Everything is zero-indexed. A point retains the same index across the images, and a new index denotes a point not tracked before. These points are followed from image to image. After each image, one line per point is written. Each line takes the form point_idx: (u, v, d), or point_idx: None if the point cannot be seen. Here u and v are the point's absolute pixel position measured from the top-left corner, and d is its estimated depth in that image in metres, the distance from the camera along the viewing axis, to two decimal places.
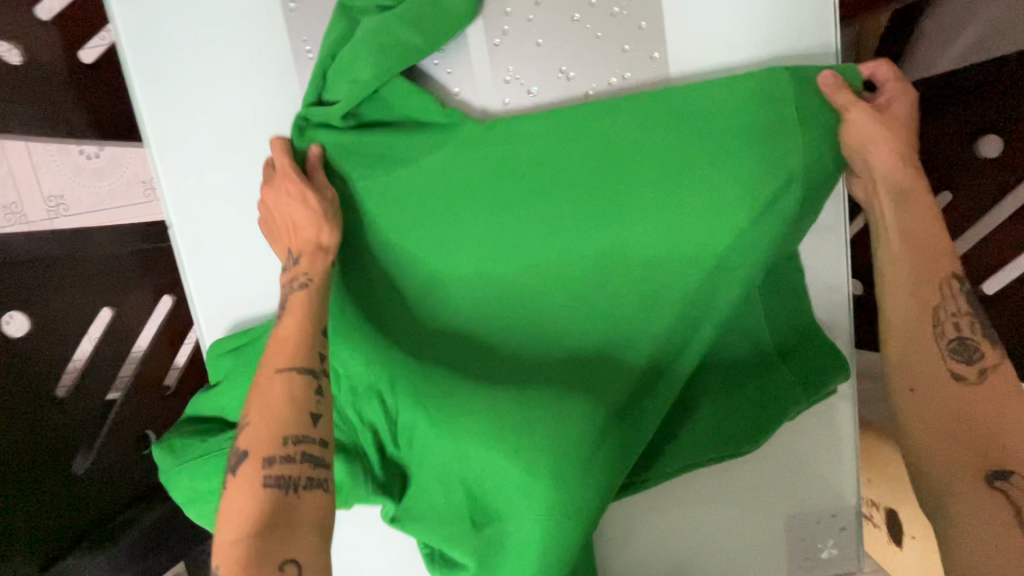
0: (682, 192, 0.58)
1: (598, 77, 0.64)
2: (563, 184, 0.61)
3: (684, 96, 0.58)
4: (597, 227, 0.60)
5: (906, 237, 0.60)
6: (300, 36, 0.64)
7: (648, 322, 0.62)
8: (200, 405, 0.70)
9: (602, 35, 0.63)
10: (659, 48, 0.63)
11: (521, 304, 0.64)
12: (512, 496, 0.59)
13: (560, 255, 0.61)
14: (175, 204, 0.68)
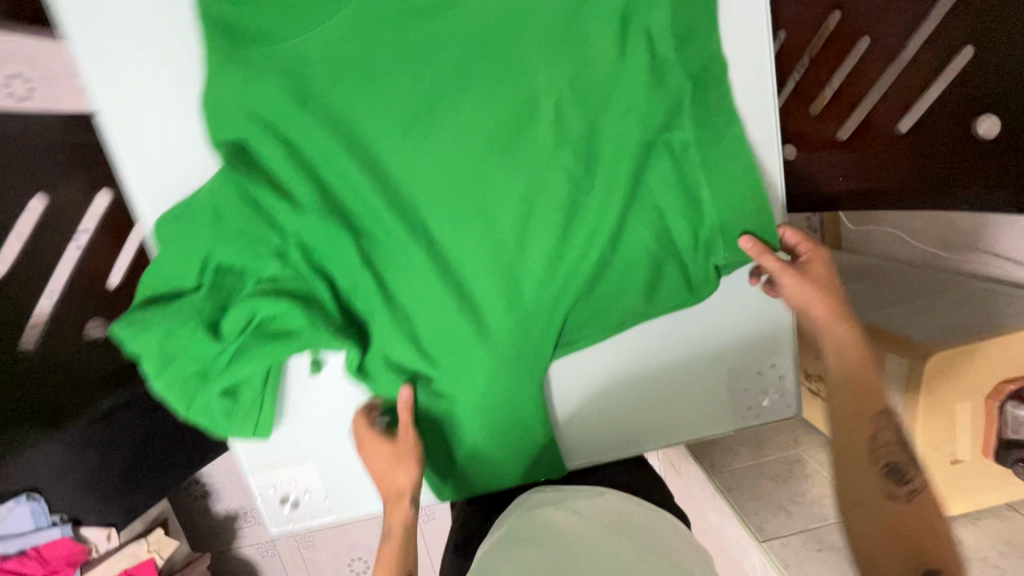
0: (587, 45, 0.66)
1: None
2: (484, 38, 0.65)
3: None
4: (515, 81, 0.66)
5: (808, 277, 0.71)
6: None
7: (568, 172, 0.69)
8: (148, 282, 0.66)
9: None
10: None
11: (454, 159, 0.68)
12: (456, 323, 0.70)
13: (495, 106, 0.66)
14: (93, 84, 0.65)
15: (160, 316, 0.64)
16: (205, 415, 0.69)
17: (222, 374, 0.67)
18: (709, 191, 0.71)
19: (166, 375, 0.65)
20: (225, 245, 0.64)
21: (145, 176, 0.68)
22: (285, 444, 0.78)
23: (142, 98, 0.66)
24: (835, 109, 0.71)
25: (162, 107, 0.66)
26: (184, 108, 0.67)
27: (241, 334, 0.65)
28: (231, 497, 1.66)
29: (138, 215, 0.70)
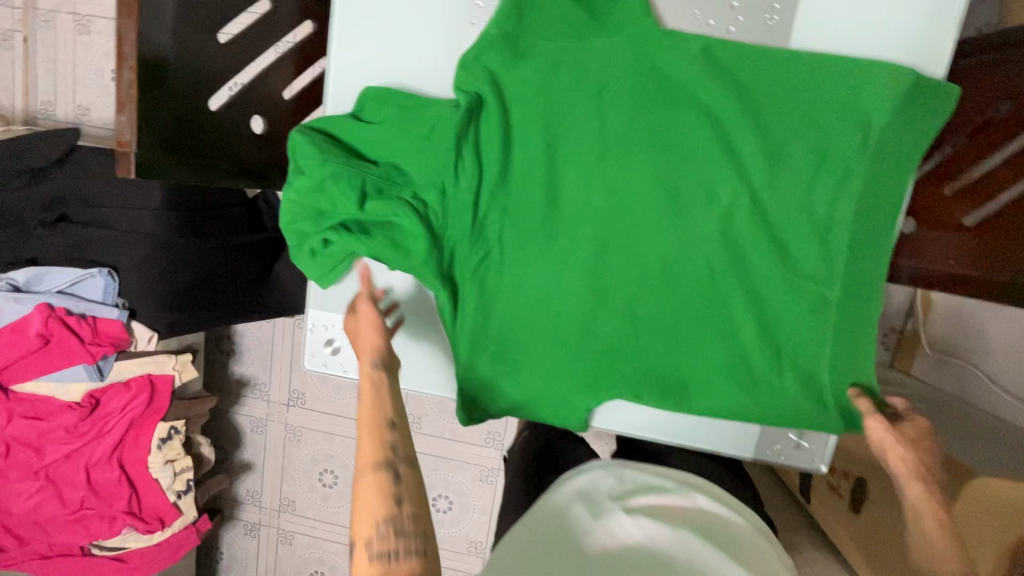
0: (798, 141, 0.69)
1: (754, 6, 0.70)
2: (719, 109, 0.70)
3: (826, 65, 0.68)
4: (719, 164, 0.70)
5: (901, 437, 0.69)
6: None
7: (717, 249, 0.72)
8: (334, 126, 0.72)
9: None
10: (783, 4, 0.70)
11: (632, 191, 0.73)
12: (549, 321, 0.77)
13: (693, 148, 0.71)
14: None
15: (330, 154, 0.67)
16: (297, 240, 0.72)
17: (332, 228, 0.69)
18: (839, 304, 0.71)
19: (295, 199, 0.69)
20: (417, 155, 0.69)
21: (350, 63, 0.78)
22: (357, 295, 0.84)
23: (386, 16, 0.77)
24: (970, 194, 0.74)
25: (393, 17, 0.76)
26: (410, 24, 0.76)
27: (380, 220, 0.68)
28: (251, 364, 1.78)
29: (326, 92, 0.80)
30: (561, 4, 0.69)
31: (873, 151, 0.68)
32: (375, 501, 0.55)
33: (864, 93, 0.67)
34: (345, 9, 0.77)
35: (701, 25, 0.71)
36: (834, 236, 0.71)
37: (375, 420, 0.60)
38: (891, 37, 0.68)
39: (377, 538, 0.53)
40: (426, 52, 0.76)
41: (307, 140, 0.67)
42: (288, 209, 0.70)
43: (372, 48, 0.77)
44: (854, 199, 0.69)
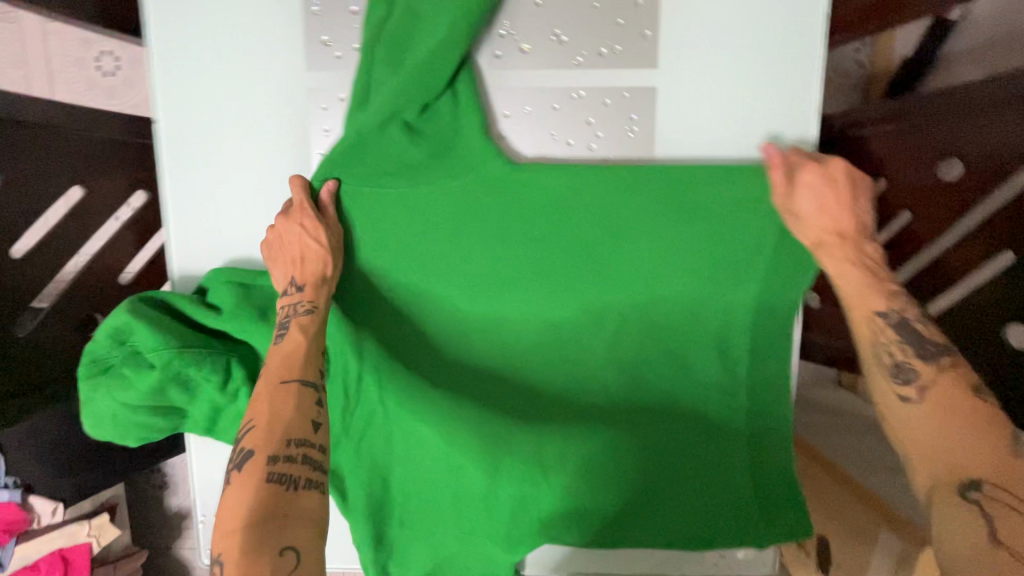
0: (679, 253, 0.66)
1: (608, 119, 0.66)
2: (586, 236, 0.66)
3: (690, 177, 0.65)
4: (596, 291, 0.68)
5: (803, 217, 0.62)
6: (319, 30, 0.66)
7: (612, 376, 0.69)
8: (164, 295, 0.64)
9: (610, 102, 0.66)
10: (637, 115, 0.66)
11: (513, 331, 0.69)
12: (451, 487, 0.69)
13: (569, 282, 0.68)
14: (171, 163, 0.69)
15: (138, 336, 0.60)
16: (109, 424, 0.63)
17: (151, 407, 0.63)
18: (748, 406, 0.69)
19: (100, 388, 0.61)
20: (258, 330, 0.64)
21: (189, 227, 0.71)
22: None
23: (221, 178, 0.70)
24: (922, 284, 0.76)
25: (231, 171, 0.70)
26: (252, 178, 0.70)
27: (221, 395, 0.64)
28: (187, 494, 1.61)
29: (170, 258, 0.72)
30: (398, 149, 0.63)
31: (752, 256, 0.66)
32: (287, 398, 0.55)
33: (728, 203, 0.65)
34: (175, 177, 0.70)
35: (557, 147, 0.67)
36: (732, 344, 0.69)
37: (304, 404, 0.55)
38: (750, 132, 0.66)
39: (286, 460, 0.52)
40: (273, 207, 0.70)
41: (115, 324, 0.61)
42: (98, 398, 0.62)
43: (213, 209, 0.70)
44: (745, 302, 0.67)
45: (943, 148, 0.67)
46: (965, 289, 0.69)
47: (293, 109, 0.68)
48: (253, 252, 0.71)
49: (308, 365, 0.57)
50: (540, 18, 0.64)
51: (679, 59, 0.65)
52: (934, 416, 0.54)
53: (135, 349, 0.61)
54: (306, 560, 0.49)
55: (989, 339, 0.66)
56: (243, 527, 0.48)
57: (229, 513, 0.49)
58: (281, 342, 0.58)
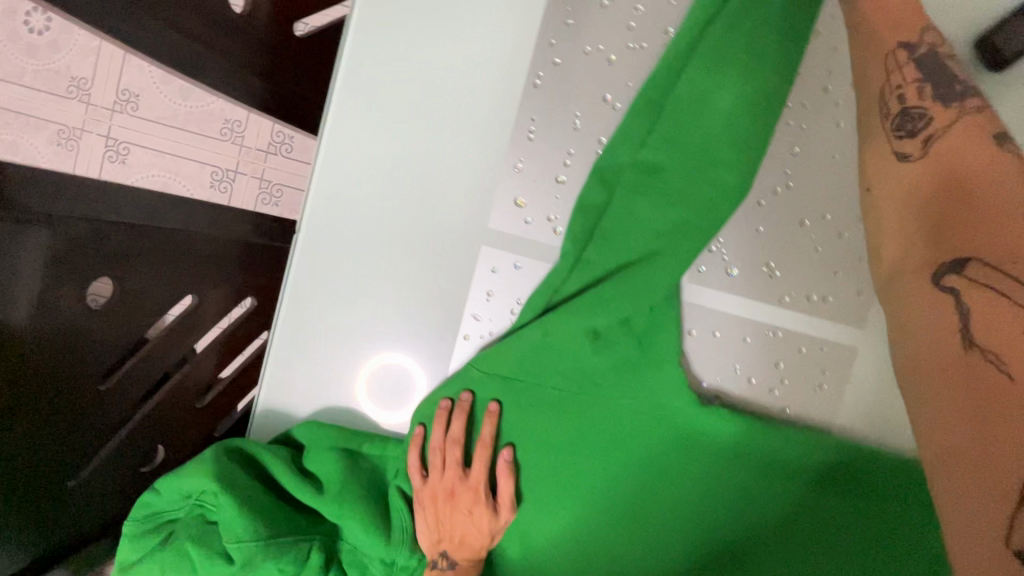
0: (844, 538, 0.58)
1: (799, 369, 0.60)
2: (751, 489, 0.58)
3: (877, 462, 0.57)
4: (744, 551, 0.59)
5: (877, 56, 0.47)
6: (516, 189, 0.58)
7: None
8: (253, 447, 0.53)
9: (806, 352, 0.59)
10: (829, 373, 0.60)
11: (640, 570, 0.60)
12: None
13: (719, 534, 0.59)
14: (299, 280, 0.59)
15: (216, 508, 0.49)
16: None
17: None
18: None
19: (144, 559, 0.49)
20: (351, 517, 0.54)
21: (297, 353, 0.60)
22: None
23: (350, 312, 0.60)
24: None
25: (366, 307, 0.60)
26: (387, 322, 0.60)
27: None
28: None
29: (261, 381, 0.60)
30: (572, 350, 0.56)
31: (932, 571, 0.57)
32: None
33: (909, 501, 0.57)
34: (297, 296, 0.60)
35: (735, 386, 0.60)
36: None
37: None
38: None
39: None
40: (402, 360, 0.60)
41: (191, 481, 0.49)
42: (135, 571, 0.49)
43: (330, 342, 0.60)
44: None
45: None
46: None
47: (457, 261, 0.59)
48: (362, 402, 0.60)
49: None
50: (758, 248, 0.58)
51: (886, 328, 0.60)
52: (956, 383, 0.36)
53: (209, 514, 0.50)
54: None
55: None
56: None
57: None
58: None
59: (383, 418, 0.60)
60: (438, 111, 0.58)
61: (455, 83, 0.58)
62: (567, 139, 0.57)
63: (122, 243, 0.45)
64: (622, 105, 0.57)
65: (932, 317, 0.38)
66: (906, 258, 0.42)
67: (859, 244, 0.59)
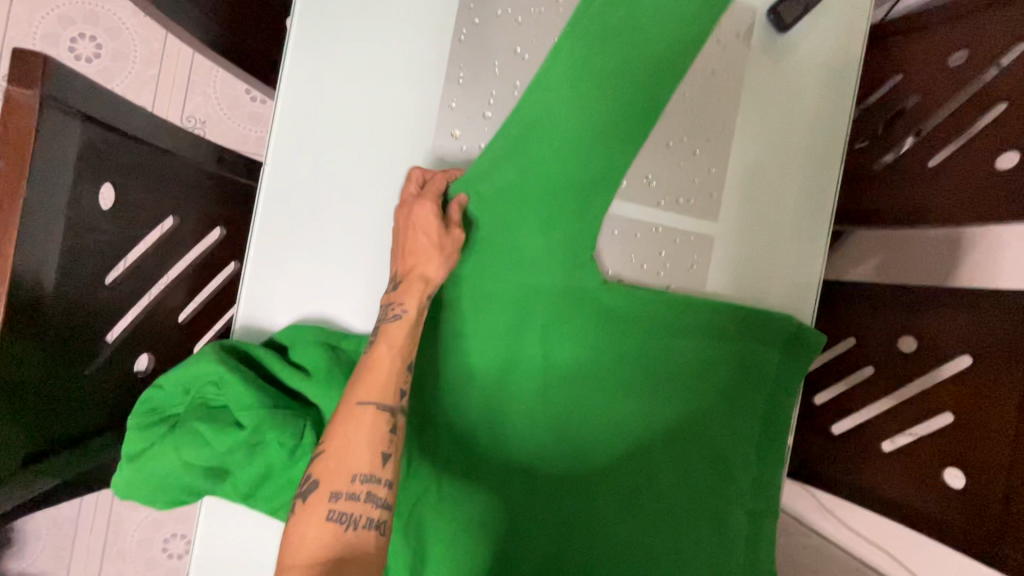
0: (716, 370, 0.79)
1: (675, 253, 0.80)
2: (649, 342, 0.77)
3: (733, 311, 0.79)
4: (649, 391, 0.77)
5: None
6: (452, 123, 0.72)
7: (657, 468, 0.76)
8: (245, 344, 0.62)
9: (679, 242, 0.80)
10: (696, 256, 0.81)
11: (574, 417, 0.75)
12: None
13: (628, 380, 0.76)
14: (264, 202, 0.67)
15: (222, 393, 0.57)
16: (147, 483, 0.56)
17: (204, 469, 0.57)
18: (746, 507, 0.80)
19: (155, 444, 0.55)
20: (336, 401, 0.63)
21: (268, 273, 0.68)
22: (256, 556, 0.68)
23: (315, 231, 0.69)
24: (872, 426, 0.84)
25: (332, 229, 0.70)
26: (351, 240, 0.70)
27: (284, 463, 0.61)
28: (39, 558, 1.31)
29: (238, 303, 0.68)
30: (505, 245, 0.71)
31: (771, 385, 0.81)
32: (370, 434, 0.54)
33: (757, 336, 0.79)
34: (265, 221, 0.68)
35: (637, 269, 0.78)
36: (735, 455, 0.80)
37: (395, 372, 0.58)
38: (774, 287, 0.84)
39: (348, 496, 0.51)
40: (369, 274, 0.70)
41: (191, 373, 0.57)
42: (146, 456, 0.55)
43: (298, 258, 0.69)
44: (756, 419, 0.81)
45: (908, 326, 0.82)
46: (898, 435, 0.81)
47: (405, 182, 0.71)
48: (333, 309, 0.70)
49: (402, 361, 0.59)
50: (638, 163, 0.78)
51: (730, 218, 0.82)
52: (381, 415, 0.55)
53: (211, 402, 0.57)
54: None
55: (928, 472, 0.76)
56: (317, 563, 0.48)
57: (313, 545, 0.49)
58: (376, 363, 0.58)
59: (352, 321, 0.70)
60: (381, 59, 0.70)
61: (393, 36, 0.70)
62: (489, 82, 0.72)
63: (132, 159, 0.52)
64: (529, 54, 0.73)
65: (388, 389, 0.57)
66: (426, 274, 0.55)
67: (707, 159, 0.80)
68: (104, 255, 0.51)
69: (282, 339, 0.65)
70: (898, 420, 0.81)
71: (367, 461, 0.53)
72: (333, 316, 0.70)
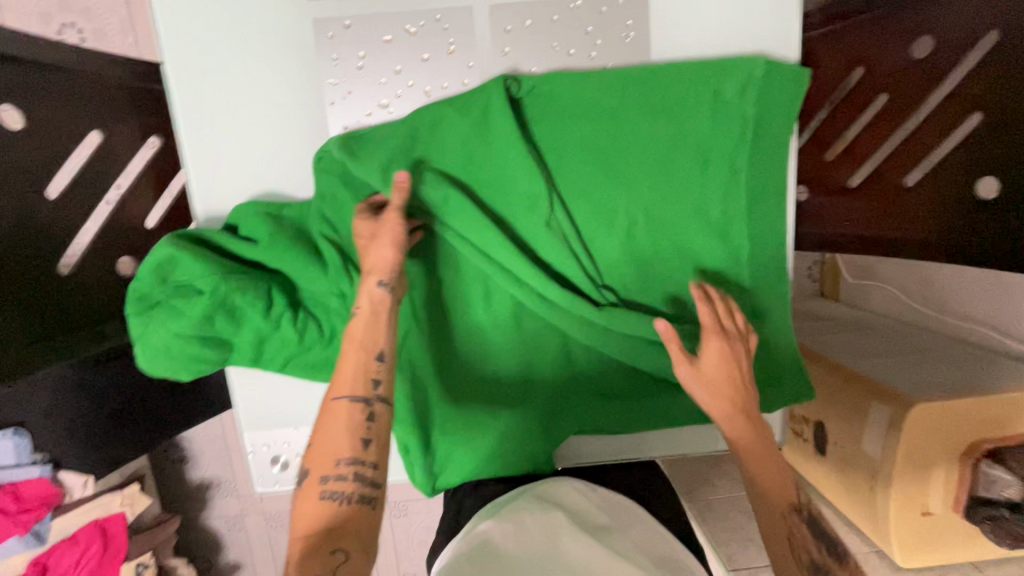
0: (680, 145, 0.71)
1: (603, 25, 0.70)
2: (592, 141, 0.71)
3: (680, 73, 0.70)
4: (606, 187, 0.72)
5: None
6: None
7: (631, 263, 0.74)
8: (201, 230, 0.69)
9: (605, 10, 0.70)
10: (632, 21, 0.70)
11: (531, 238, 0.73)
12: None
13: (583, 179, 0.72)
14: (176, 100, 0.70)
15: (185, 274, 0.65)
16: (159, 359, 0.66)
17: (198, 342, 0.66)
18: (750, 281, 0.75)
19: (150, 327, 0.65)
20: (289, 261, 0.67)
21: (207, 165, 0.72)
22: (291, 407, 0.80)
23: (231, 113, 0.71)
24: (897, 162, 0.73)
25: (245, 106, 0.71)
26: (267, 113, 0.72)
27: (265, 328, 0.68)
28: (208, 465, 1.64)
29: (194, 200, 0.74)
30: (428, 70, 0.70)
31: (752, 143, 0.71)
32: (347, 426, 0.56)
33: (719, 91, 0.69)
34: (185, 117, 0.71)
35: (565, 57, 0.71)
36: (728, 227, 0.74)
37: (362, 366, 0.58)
38: (735, 30, 0.71)
39: (336, 478, 0.54)
40: (296, 141, 0.73)
41: (155, 263, 0.65)
42: (150, 339, 0.66)
43: (228, 144, 0.72)
44: (742, 187, 0.73)
45: (911, 26, 0.67)
46: (921, 163, 0.69)
47: (293, 37, 0.70)
48: (277, 184, 0.74)
49: (366, 355, 0.59)
50: None
51: None
52: (335, 511, 0.53)
53: (180, 283, 0.65)
54: (355, 561, 0.50)
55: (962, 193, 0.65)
56: (309, 536, 0.52)
57: (304, 520, 0.53)
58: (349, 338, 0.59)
59: (296, 190, 0.74)
60: None
61: None
62: None
63: (16, 78, 0.64)
64: None
65: (360, 463, 0.55)
66: (346, 383, 0.57)
67: None
68: (32, 167, 0.65)
69: (236, 222, 0.71)
70: (922, 143, 0.69)
71: (347, 451, 0.55)
72: (279, 190, 0.74)
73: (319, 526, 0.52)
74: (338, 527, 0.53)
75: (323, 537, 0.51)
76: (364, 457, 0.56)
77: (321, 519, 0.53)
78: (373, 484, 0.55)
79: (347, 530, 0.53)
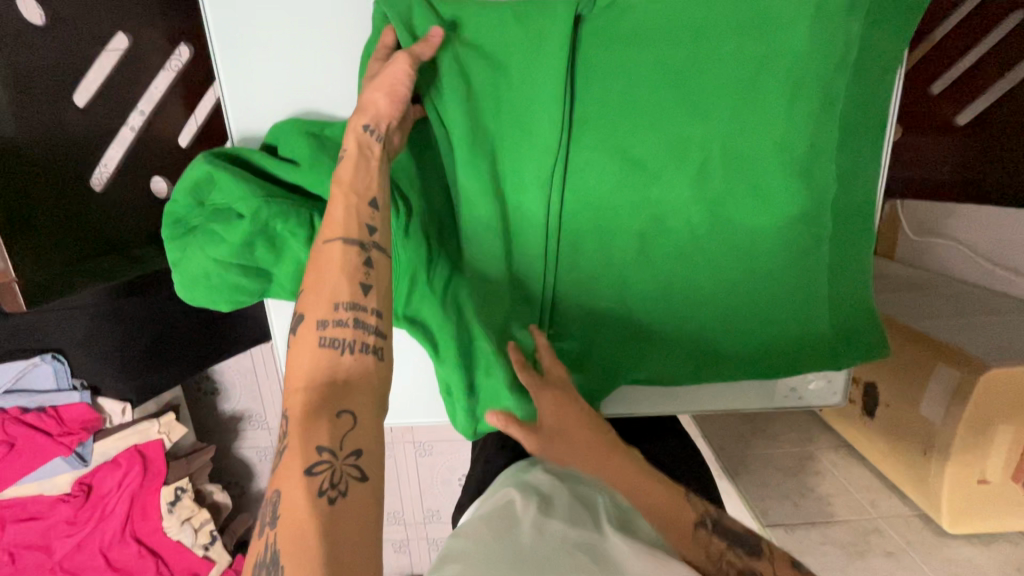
0: (769, 68, 0.63)
1: None
2: (671, 60, 0.63)
3: None
4: (682, 114, 0.65)
5: None
6: None
7: (703, 203, 0.67)
8: (238, 149, 0.63)
9: None
10: None
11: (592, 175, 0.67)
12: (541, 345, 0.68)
13: (656, 105, 0.65)
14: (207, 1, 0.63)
15: (222, 195, 0.60)
16: (191, 283, 0.62)
17: (233, 268, 0.61)
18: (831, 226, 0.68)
19: (184, 251, 0.61)
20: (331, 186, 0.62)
21: (242, 79, 0.66)
22: None
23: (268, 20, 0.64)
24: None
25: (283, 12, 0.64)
26: (308, 21, 0.64)
27: (304, 257, 0.63)
28: (239, 398, 1.67)
29: (228, 118, 0.68)
30: None
31: (851, 68, 0.63)
32: (343, 268, 0.51)
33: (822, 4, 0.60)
34: (217, 23, 0.64)
35: None
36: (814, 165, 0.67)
37: (357, 210, 0.52)
38: None
39: (336, 324, 0.49)
40: (339, 54, 0.66)
41: (191, 181, 0.61)
42: (185, 263, 0.62)
43: (265, 56, 0.65)
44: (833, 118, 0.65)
45: None
46: None
47: None
48: (318, 103, 0.67)
49: (359, 199, 0.52)
50: None
51: None
52: (334, 356, 0.48)
53: (217, 205, 0.61)
54: (363, 421, 0.47)
55: None
56: (310, 389, 0.47)
57: (299, 375, 0.48)
58: (341, 178, 0.53)
59: (337, 110, 0.67)
60: None
61: None
62: None
63: None
64: None
65: (359, 309, 0.50)
66: (338, 229, 0.51)
67: None
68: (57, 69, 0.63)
69: (274, 142, 0.66)
70: None
71: (346, 296, 0.50)
72: (320, 109, 0.68)
73: (322, 376, 0.47)
74: (340, 376, 0.48)
75: (325, 389, 0.47)
76: (365, 301, 0.50)
77: (322, 367, 0.48)
78: (378, 328, 0.50)
79: (351, 381, 0.48)
